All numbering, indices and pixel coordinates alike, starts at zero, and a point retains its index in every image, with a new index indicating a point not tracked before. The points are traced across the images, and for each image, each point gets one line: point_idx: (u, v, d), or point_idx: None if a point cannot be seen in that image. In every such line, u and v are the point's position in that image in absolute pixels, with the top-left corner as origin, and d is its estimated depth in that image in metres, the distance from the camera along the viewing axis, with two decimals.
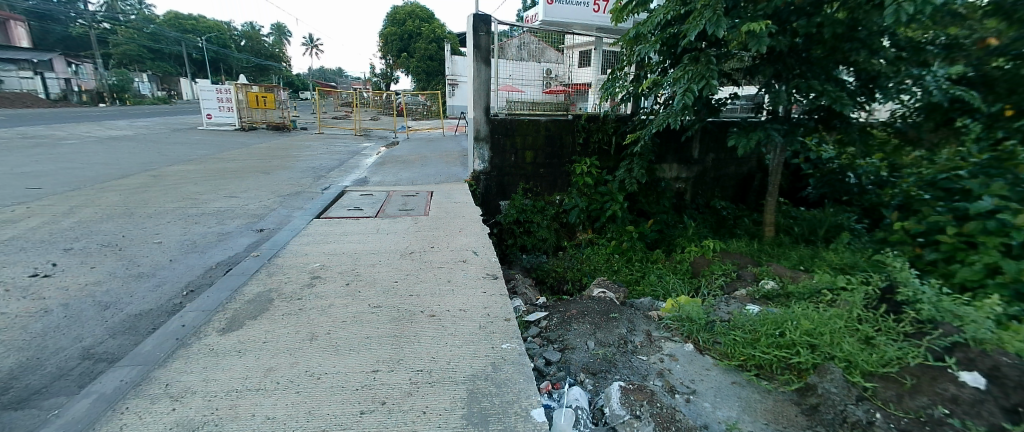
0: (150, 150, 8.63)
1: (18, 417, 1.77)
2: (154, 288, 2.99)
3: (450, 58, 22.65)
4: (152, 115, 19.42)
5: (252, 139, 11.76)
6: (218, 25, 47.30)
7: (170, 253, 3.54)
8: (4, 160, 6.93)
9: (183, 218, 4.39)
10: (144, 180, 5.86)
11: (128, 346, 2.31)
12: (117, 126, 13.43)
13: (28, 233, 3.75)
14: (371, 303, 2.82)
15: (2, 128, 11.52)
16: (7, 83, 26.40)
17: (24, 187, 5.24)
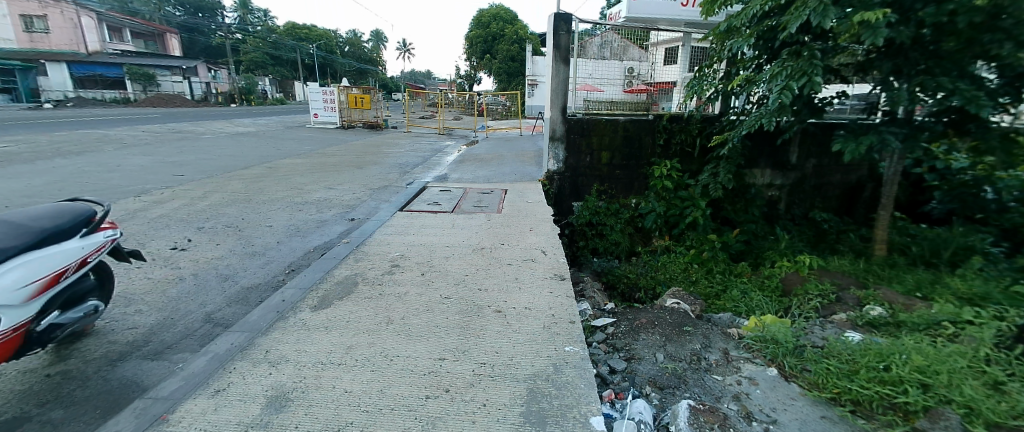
0: (266, 145, 9.86)
1: (155, 366, 2.16)
2: (264, 265, 3.44)
3: (530, 58, 22.90)
4: (269, 114, 22.03)
5: (348, 136, 12.92)
6: (326, 33, 52.64)
7: (278, 236, 4.04)
8: (159, 150, 8.39)
9: (288, 206, 4.98)
10: (260, 171, 6.73)
11: (239, 314, 2.69)
12: (242, 124, 15.60)
13: (173, 213, 4.51)
14: (442, 294, 2.97)
15: (159, 124, 13.95)
16: (164, 86, 31.89)
17: (172, 174, 6.30)
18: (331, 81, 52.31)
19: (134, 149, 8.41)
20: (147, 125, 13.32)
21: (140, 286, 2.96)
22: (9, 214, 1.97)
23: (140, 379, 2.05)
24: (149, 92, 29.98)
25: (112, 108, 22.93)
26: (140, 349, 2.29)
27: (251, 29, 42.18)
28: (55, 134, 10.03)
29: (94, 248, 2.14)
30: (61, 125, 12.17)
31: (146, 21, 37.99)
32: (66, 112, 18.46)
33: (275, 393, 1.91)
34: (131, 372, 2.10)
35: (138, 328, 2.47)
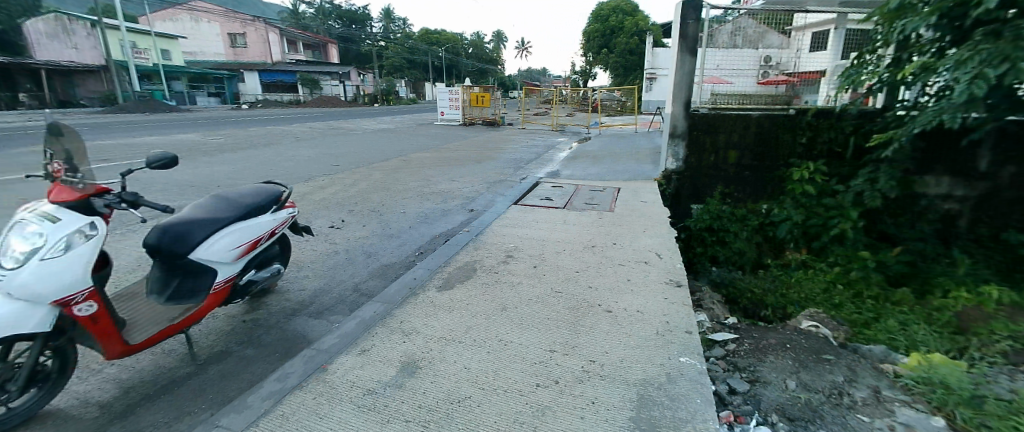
0: (400, 141, 11.03)
1: (317, 323, 2.61)
2: (399, 246, 3.89)
3: (650, 51, 21.81)
4: (403, 113, 24.55)
5: (469, 132, 13.83)
6: (452, 36, 56.85)
7: (410, 222, 4.53)
8: (322, 144, 9.99)
9: (419, 195, 5.54)
10: (396, 163, 7.60)
11: (379, 287, 3.10)
12: (382, 121, 17.74)
13: (331, 196, 5.35)
14: (554, 288, 3.03)
15: (321, 122, 16.62)
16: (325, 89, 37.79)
17: (330, 164, 7.43)
18: (454, 81, 56.41)
19: (303, 143, 10.13)
20: (313, 123, 15.98)
21: (307, 255, 3.58)
22: (228, 192, 2.50)
23: (307, 332, 2.50)
24: (314, 95, 35.83)
25: (288, 110, 27.85)
26: (306, 308, 2.77)
27: (391, 37, 47.51)
28: (251, 130, 12.57)
29: (281, 222, 2.58)
30: (257, 122, 15.21)
31: (313, 34, 45.25)
32: (258, 113, 22.97)
33: (406, 361, 2.17)
34: (301, 325, 2.57)
35: (306, 290, 3.00)
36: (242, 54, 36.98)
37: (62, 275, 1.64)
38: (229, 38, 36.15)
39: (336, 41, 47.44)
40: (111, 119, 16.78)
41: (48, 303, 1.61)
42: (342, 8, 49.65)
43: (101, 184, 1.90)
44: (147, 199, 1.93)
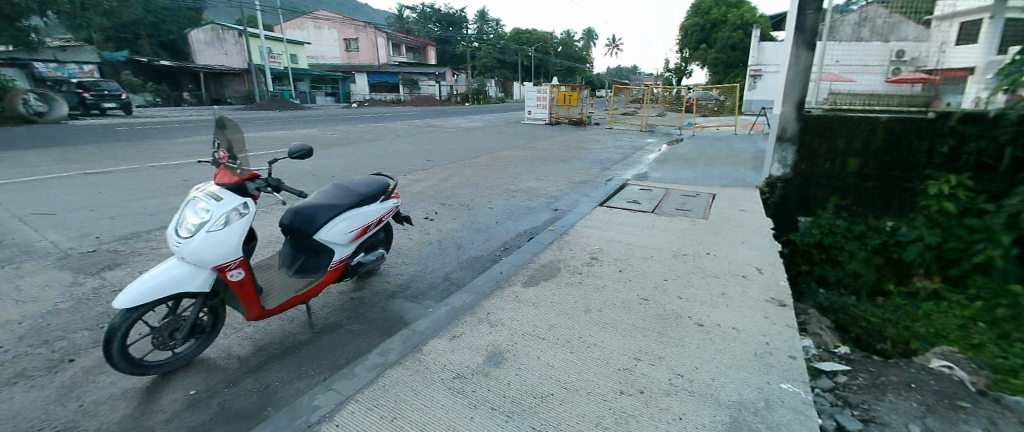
0: (488, 139, 11.39)
1: (413, 306, 2.82)
2: (486, 240, 4.04)
3: (757, 45, 19.95)
4: (491, 112, 25.35)
5: (555, 132, 13.85)
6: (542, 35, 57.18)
7: (497, 217, 4.68)
8: (418, 140, 10.72)
9: (505, 192, 5.70)
10: (485, 160, 7.89)
11: (468, 278, 3.25)
12: (473, 119, 18.47)
13: (426, 189, 5.73)
14: (640, 294, 2.94)
15: (418, 120, 17.80)
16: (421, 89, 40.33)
17: (425, 159, 7.93)
18: (542, 80, 56.75)
19: (402, 138, 10.93)
20: (411, 120, 17.17)
21: (405, 243, 3.88)
22: (346, 181, 2.80)
23: (404, 314, 2.72)
24: (411, 94, 38.46)
25: (388, 108, 30.21)
26: (404, 291, 3.01)
27: (483, 38, 49.20)
28: (359, 126, 13.87)
29: (387, 211, 2.84)
30: (364, 119, 16.73)
31: (413, 37, 48.48)
32: (364, 110, 25.25)
33: (493, 350, 2.26)
34: (399, 307, 2.80)
35: (403, 275, 3.26)
36: (355, 58, 40.93)
37: (221, 246, 1.95)
38: (344, 43, 40.21)
39: (433, 43, 50.31)
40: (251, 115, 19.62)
41: (209, 267, 1.94)
42: (441, 12, 52.58)
43: (254, 170, 2.17)
44: (289, 186, 2.19)
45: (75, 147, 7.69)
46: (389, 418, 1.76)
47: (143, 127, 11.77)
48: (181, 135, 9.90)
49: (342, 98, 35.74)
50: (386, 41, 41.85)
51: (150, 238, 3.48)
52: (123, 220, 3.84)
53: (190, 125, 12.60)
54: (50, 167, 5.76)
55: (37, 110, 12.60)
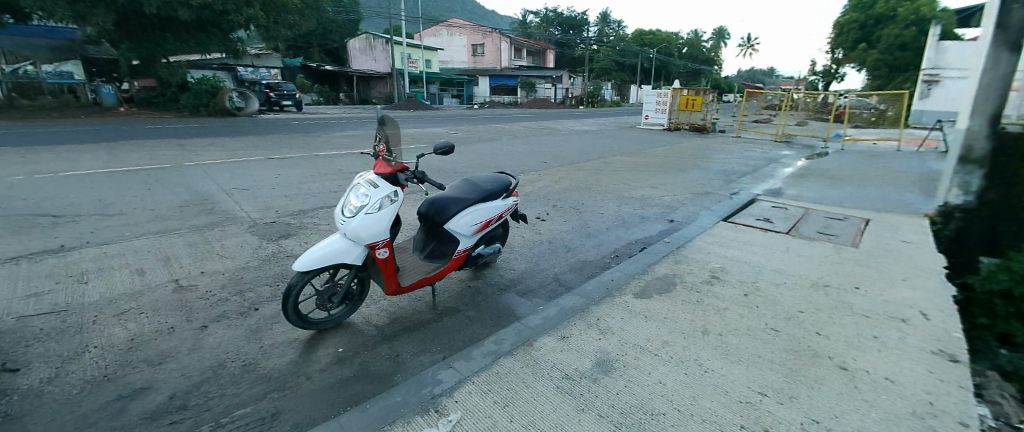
0: (602, 143, 11.21)
1: (524, 301, 2.93)
2: (597, 246, 4.01)
3: (939, 44, 16.38)
4: (608, 115, 24.81)
5: (675, 138, 13.06)
6: (666, 36, 54.17)
7: (608, 224, 4.61)
8: (533, 141, 11.01)
9: (618, 198, 5.57)
10: (598, 165, 7.80)
11: (577, 281, 3.27)
12: (587, 122, 18.33)
13: (539, 190, 5.88)
14: (768, 323, 2.65)
15: (534, 121, 18.27)
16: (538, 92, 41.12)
17: (538, 160, 8.11)
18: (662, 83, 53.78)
19: (518, 139, 11.33)
20: (527, 122, 17.70)
21: (518, 240, 4.04)
22: (473, 177, 3.01)
23: (513, 308, 2.83)
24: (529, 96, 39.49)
25: (504, 109, 31.48)
26: (516, 286, 3.15)
27: (602, 41, 48.37)
28: (479, 126, 14.71)
29: (507, 208, 2.99)
30: (483, 120, 17.71)
31: (533, 40, 49.70)
32: (483, 111, 26.67)
33: (602, 358, 2.24)
34: (511, 300, 2.94)
35: (516, 270, 3.40)
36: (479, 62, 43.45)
37: (373, 226, 2.26)
38: (471, 48, 42.92)
39: (552, 46, 50.92)
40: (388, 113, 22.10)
41: (363, 244, 2.25)
42: (563, 15, 53.14)
43: (405, 162, 2.44)
44: (431, 178, 2.43)
45: (262, 136, 9.50)
46: (501, 404, 1.86)
47: (309, 121, 14.02)
48: (335, 129, 11.57)
49: (464, 99, 38.23)
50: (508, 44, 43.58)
51: (312, 215, 4.16)
52: (294, 198, 4.65)
53: (342, 121, 14.66)
54: (246, 152, 7.20)
55: (236, 105, 15.59)
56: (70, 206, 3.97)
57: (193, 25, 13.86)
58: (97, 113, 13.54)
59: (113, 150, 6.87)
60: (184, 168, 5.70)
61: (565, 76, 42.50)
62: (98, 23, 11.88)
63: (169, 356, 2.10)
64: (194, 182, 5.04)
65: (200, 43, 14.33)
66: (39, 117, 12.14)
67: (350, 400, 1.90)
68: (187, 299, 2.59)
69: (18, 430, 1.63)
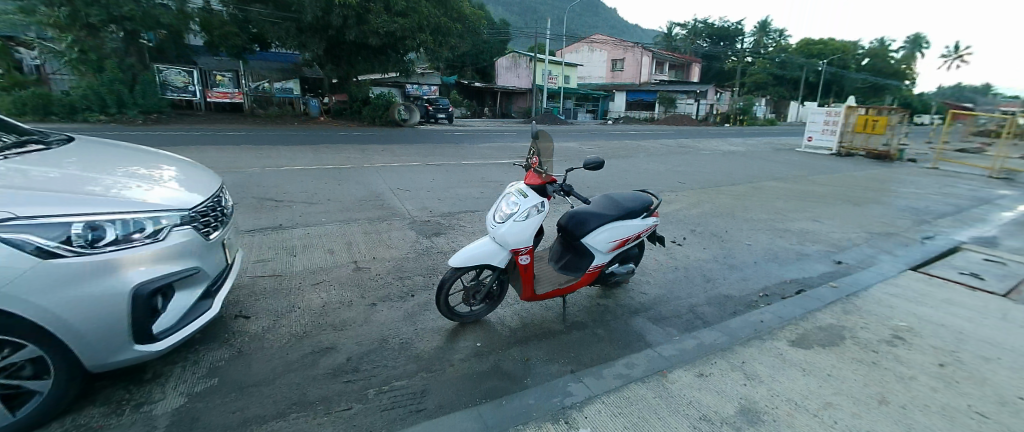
0: (753, 166, 10.04)
1: (656, 328, 2.79)
2: (741, 280, 3.62)
3: None
4: (762, 136, 22.04)
5: (849, 165, 11.00)
6: (843, 45, 46.12)
7: (756, 257, 4.12)
8: (671, 160, 10.39)
9: (769, 230, 4.95)
10: (746, 190, 7.03)
11: (717, 316, 2.99)
12: (734, 142, 16.63)
13: (676, 212, 5.54)
14: (984, 407, 2.05)
15: (672, 139, 17.25)
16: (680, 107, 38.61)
17: (677, 181, 7.64)
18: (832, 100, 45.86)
19: (655, 157, 10.81)
20: (664, 140, 16.82)
21: (651, 263, 3.87)
22: (614, 193, 2.99)
23: (644, 333, 2.71)
24: (667, 112, 37.37)
25: (638, 125, 30.32)
26: (648, 311, 3.01)
27: (759, 52, 43.33)
28: (613, 142, 14.46)
29: (646, 228, 2.89)
30: (617, 136, 17.35)
31: (677, 54, 47.11)
32: (618, 127, 26.06)
33: (746, 406, 1.99)
34: (642, 324, 2.82)
35: (648, 295, 3.26)
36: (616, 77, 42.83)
37: (518, 233, 2.42)
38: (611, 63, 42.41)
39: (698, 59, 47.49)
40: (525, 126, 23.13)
41: (508, 249, 2.43)
42: (715, 26, 49.29)
43: (554, 175, 2.56)
44: (577, 192, 2.50)
45: (420, 144, 10.86)
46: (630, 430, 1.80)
47: (457, 133, 15.50)
48: (478, 140, 12.58)
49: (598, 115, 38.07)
50: (651, 58, 41.85)
51: (458, 217, 4.60)
52: (444, 201, 5.20)
53: (485, 133, 15.86)
54: (408, 158, 8.31)
55: (403, 117, 17.90)
56: (288, 193, 5.10)
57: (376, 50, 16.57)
58: (305, 122, 17.04)
59: (315, 151, 8.61)
60: (363, 169, 6.84)
61: (710, 91, 39.10)
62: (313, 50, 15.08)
63: (347, 325, 2.54)
64: (369, 181, 6.01)
65: (380, 64, 17.01)
66: (270, 123, 15.79)
67: (485, 393, 2.04)
68: (361, 279, 3.09)
69: (251, 363, 2.15)
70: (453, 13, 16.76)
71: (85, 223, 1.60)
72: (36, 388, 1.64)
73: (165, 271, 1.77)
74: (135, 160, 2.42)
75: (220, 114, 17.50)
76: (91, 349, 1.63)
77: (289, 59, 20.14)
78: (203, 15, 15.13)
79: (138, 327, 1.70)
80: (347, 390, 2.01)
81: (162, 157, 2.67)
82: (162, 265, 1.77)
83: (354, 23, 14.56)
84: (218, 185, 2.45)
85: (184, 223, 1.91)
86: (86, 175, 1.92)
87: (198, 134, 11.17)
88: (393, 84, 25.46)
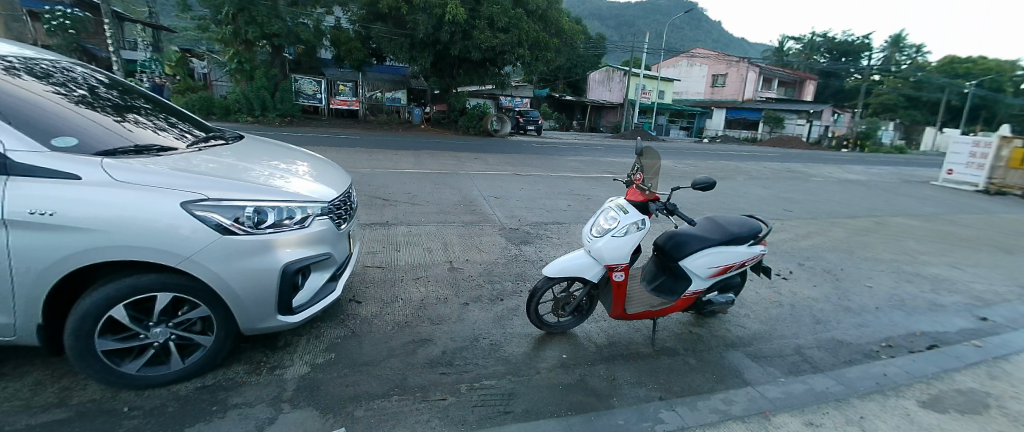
0: (879, 198, 8.80)
1: (755, 365, 2.57)
2: (859, 326, 3.19)
3: None
4: (892, 164, 19.17)
5: (1011, 207, 9.12)
6: (1007, 63, 38.67)
7: (878, 302, 3.62)
8: (776, 185, 9.50)
9: (896, 272, 4.31)
10: (869, 225, 6.18)
11: (829, 362, 2.67)
12: (854, 170, 14.70)
13: (781, 242, 5.06)
14: None
15: (778, 162, 15.75)
16: (788, 128, 35.08)
17: (782, 208, 6.97)
18: (986, 127, 38.55)
19: (758, 181, 9.97)
20: (769, 162, 15.41)
21: (751, 294, 3.58)
22: (719, 217, 2.84)
23: (742, 369, 2.51)
24: (772, 133, 34.19)
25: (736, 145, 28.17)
26: (746, 346, 2.78)
27: (890, 69, 38.03)
28: (710, 162, 13.60)
29: (752, 257, 2.68)
30: (714, 156, 16.30)
31: (787, 70, 43.15)
32: (715, 146, 24.44)
33: None
34: (738, 359, 2.62)
35: (746, 328, 3.02)
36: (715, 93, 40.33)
37: (615, 249, 2.41)
38: (711, 78, 40.03)
39: (813, 76, 43.02)
40: (613, 141, 22.68)
41: (603, 264, 2.44)
42: (837, 40, 44.35)
43: (658, 192, 2.51)
44: (682, 212, 2.41)
45: (511, 155, 11.18)
46: None
47: (547, 145, 15.70)
48: (567, 153, 12.62)
49: (691, 132, 36.13)
50: (756, 74, 38.75)
51: (546, 228, 4.67)
52: (533, 211, 5.30)
53: (573, 146, 15.88)
54: (500, 167, 8.63)
55: (495, 128, 18.59)
56: (394, 193, 5.58)
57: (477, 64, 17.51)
58: (407, 129, 18.47)
59: (418, 156, 9.33)
60: (459, 175, 7.23)
61: (825, 111, 35.08)
62: (422, 63, 16.38)
63: (443, 320, 2.71)
64: (464, 186, 6.35)
65: (480, 77, 17.91)
66: (378, 129, 17.39)
67: (572, 405, 2.04)
68: (455, 279, 3.27)
69: (361, 344, 2.39)
70: (552, 28, 17.14)
71: (253, 207, 1.91)
72: (202, 342, 1.98)
73: (307, 254, 2.05)
74: (282, 156, 2.84)
75: (339, 119, 19.66)
76: (246, 313, 1.94)
77: (398, 71, 22.05)
78: (334, 32, 17.22)
79: (281, 300, 1.99)
80: (442, 381, 2.14)
81: (299, 154, 3.08)
82: (305, 248, 2.05)
83: (460, 38, 15.60)
84: (347, 182, 2.77)
85: (324, 213, 2.20)
86: (250, 167, 2.31)
87: (322, 135, 12.72)
88: (489, 96, 26.62)
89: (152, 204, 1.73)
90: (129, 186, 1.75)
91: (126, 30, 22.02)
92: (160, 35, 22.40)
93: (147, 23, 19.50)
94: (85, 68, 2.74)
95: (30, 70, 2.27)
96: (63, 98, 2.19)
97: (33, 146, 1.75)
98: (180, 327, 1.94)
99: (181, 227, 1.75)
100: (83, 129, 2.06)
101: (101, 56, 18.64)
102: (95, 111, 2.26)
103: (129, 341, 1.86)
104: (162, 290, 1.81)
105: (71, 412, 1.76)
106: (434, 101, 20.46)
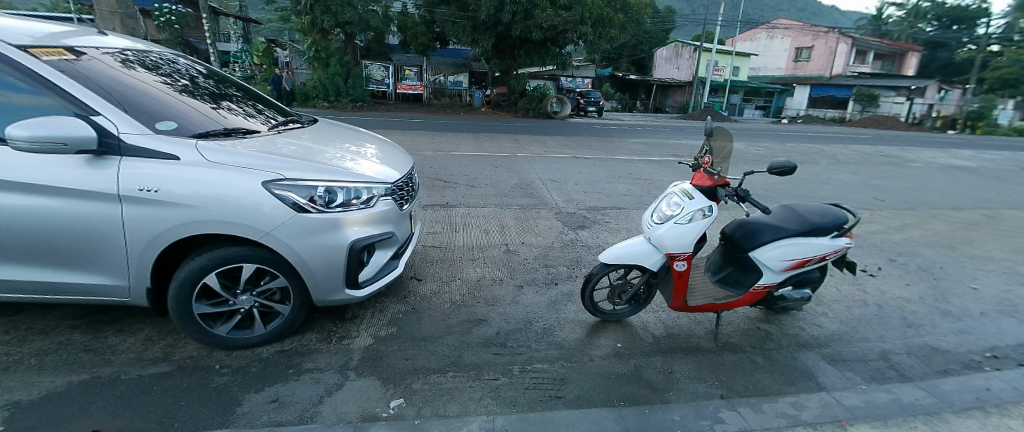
0: (998, 187, 7.58)
1: (831, 369, 2.34)
2: (960, 332, 2.80)
3: None
4: (1015, 149, 16.43)
5: None
6: None
7: (985, 306, 3.14)
8: (867, 171, 8.50)
9: (1012, 274, 3.71)
10: (981, 219, 5.34)
11: (920, 371, 2.37)
12: (967, 155, 12.76)
13: (868, 235, 4.54)
14: None
15: (870, 146, 14.05)
16: (884, 107, 31.10)
17: (873, 197, 6.24)
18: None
19: (845, 166, 8.98)
20: (859, 145, 13.81)
21: (829, 291, 3.27)
22: (797, 205, 2.59)
23: (815, 372, 2.31)
24: (865, 112, 30.52)
25: (819, 126, 25.51)
26: (821, 347, 2.55)
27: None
28: (789, 145, 12.45)
29: (835, 250, 2.41)
30: (793, 138, 14.90)
31: (888, 40, 38.07)
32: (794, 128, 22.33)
33: None
34: (812, 361, 2.41)
35: (823, 328, 2.76)
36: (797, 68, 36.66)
37: (677, 238, 2.29)
38: (794, 52, 36.34)
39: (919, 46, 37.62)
40: (680, 122, 21.49)
41: (664, 252, 2.33)
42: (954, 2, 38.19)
43: (729, 178, 2.33)
44: (755, 199, 2.22)
45: (571, 137, 10.93)
46: None
47: (608, 126, 15.19)
48: (631, 136, 12.15)
49: (766, 113, 33.29)
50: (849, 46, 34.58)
51: (604, 213, 4.55)
52: (591, 195, 5.19)
53: (637, 128, 15.27)
54: (559, 150, 8.53)
55: (555, 110, 18.29)
56: (454, 176, 5.70)
57: (537, 45, 17.24)
58: (467, 112, 18.69)
59: (479, 139, 9.48)
60: (518, 158, 7.25)
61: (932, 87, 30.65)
62: (483, 45, 16.40)
63: (498, 302, 2.75)
64: (522, 170, 6.35)
65: (541, 58, 17.64)
66: (440, 112, 17.80)
67: (625, 396, 1.99)
68: (511, 261, 3.30)
69: (421, 320, 2.50)
70: (617, 3, 16.38)
71: (324, 187, 2.02)
72: (281, 310, 2.16)
73: (371, 232, 2.14)
74: (350, 138, 2.99)
75: (404, 103, 20.37)
76: (318, 286, 2.08)
77: (460, 54, 22.22)
78: (401, 18, 17.73)
79: (349, 275, 2.11)
80: (496, 361, 2.18)
81: (367, 137, 3.22)
82: (371, 227, 2.15)
83: (522, 18, 15.39)
84: (409, 164, 2.86)
85: (388, 194, 2.28)
86: (322, 149, 2.44)
87: (390, 119, 13.33)
88: (550, 77, 26.20)
89: (237, 183, 1.88)
90: (218, 166, 1.92)
91: (221, 23, 24.21)
92: (249, 27, 24.30)
93: (240, 16, 21.33)
94: (187, 60, 3.01)
95: (142, 62, 2.54)
96: (167, 87, 2.44)
97: (140, 129, 1.98)
98: (262, 296, 2.13)
99: (264, 205, 1.90)
100: (181, 114, 2.28)
101: (201, 47, 20.68)
102: (193, 98, 2.50)
103: (219, 306, 2.07)
104: (247, 261, 1.99)
105: (173, 366, 2.01)
106: (495, 83, 20.45)
